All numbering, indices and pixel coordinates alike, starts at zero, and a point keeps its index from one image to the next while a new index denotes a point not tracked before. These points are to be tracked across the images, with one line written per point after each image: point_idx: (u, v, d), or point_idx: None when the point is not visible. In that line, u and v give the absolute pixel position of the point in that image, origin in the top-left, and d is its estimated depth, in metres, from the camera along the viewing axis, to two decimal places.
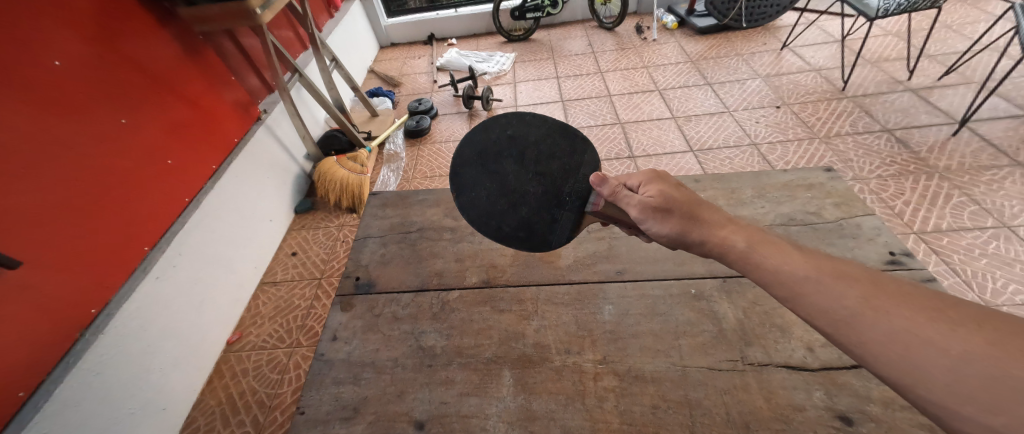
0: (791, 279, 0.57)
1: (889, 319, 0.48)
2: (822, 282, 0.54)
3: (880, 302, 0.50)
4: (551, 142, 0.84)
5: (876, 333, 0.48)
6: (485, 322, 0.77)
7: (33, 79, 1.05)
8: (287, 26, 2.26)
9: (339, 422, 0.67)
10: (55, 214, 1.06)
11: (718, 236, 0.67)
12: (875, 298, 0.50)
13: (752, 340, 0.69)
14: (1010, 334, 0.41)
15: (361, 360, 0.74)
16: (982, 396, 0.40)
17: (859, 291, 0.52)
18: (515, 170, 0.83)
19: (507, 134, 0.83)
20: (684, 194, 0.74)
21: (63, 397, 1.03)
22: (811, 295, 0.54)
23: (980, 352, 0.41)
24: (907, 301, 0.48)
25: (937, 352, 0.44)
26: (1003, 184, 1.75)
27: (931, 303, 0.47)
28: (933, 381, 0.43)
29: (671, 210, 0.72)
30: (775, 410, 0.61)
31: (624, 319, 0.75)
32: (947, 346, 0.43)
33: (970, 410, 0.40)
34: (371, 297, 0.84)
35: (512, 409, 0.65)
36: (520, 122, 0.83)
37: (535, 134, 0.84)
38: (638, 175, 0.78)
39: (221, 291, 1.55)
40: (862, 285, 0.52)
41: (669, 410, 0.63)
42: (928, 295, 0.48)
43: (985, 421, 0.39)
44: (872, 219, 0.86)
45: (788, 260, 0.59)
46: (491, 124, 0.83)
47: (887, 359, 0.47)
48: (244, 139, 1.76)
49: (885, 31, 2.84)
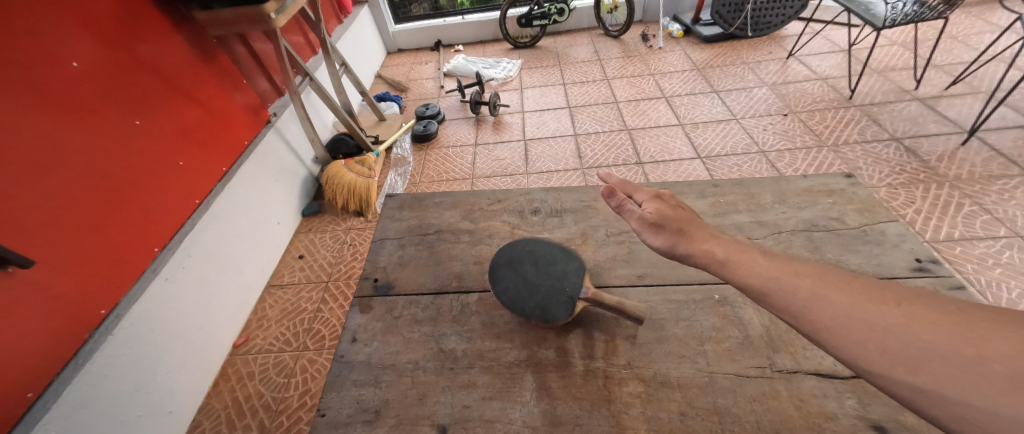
0: (757, 275, 0.57)
1: (833, 304, 0.50)
2: (781, 276, 0.55)
3: (825, 291, 0.52)
4: (557, 255, 0.82)
5: (826, 317, 0.49)
6: (506, 325, 0.75)
7: (48, 78, 1.06)
8: (298, 32, 2.29)
9: (360, 424, 0.65)
10: (67, 214, 1.06)
11: (701, 248, 0.65)
12: (821, 287, 0.52)
13: (779, 346, 0.67)
14: (929, 310, 0.46)
15: (382, 363, 0.72)
16: (907, 360, 0.43)
17: (809, 283, 0.53)
18: (531, 271, 0.79)
19: (527, 250, 0.83)
20: (680, 214, 0.73)
21: (71, 399, 1.02)
22: (769, 289, 0.55)
23: (902, 327, 0.45)
24: (845, 289, 0.51)
25: (875, 329, 0.46)
26: (1015, 194, 1.74)
27: (863, 288, 0.51)
28: (869, 353, 0.46)
29: (664, 226, 0.71)
30: (807, 418, 0.59)
31: (648, 324, 0.73)
32: (876, 321, 0.47)
33: (900, 374, 0.43)
34: (389, 299, 0.82)
35: (537, 414, 0.63)
36: (533, 242, 0.85)
37: (546, 250, 0.83)
38: (642, 192, 0.78)
39: (228, 293, 1.54)
40: (812, 278, 0.54)
41: (697, 418, 0.61)
42: (860, 283, 0.52)
43: (910, 382, 0.42)
44: (896, 226, 0.85)
45: (750, 259, 0.60)
46: (515, 243, 0.85)
47: (838, 339, 0.48)
48: (254, 142, 1.77)
49: (891, 41, 2.86)
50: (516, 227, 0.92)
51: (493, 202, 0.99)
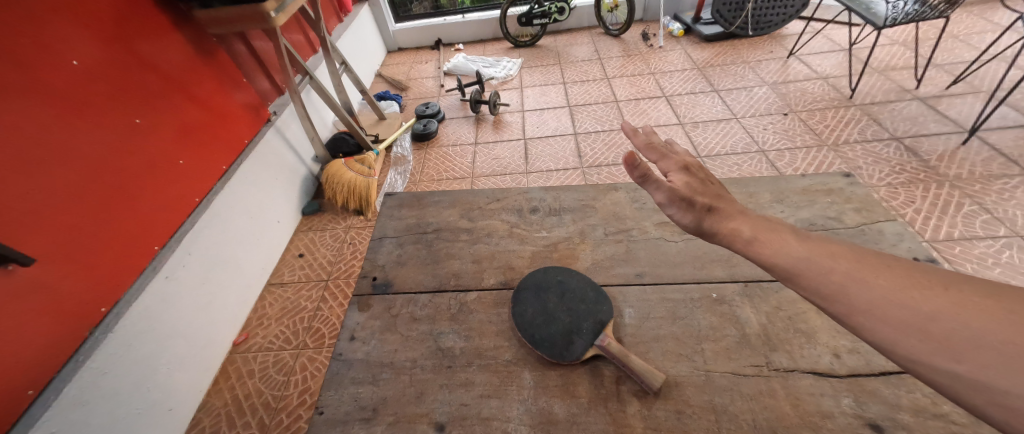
0: (789, 257, 0.56)
1: (870, 289, 0.49)
2: (812, 259, 0.54)
3: (863, 275, 0.50)
4: (584, 292, 0.74)
5: (860, 301, 0.49)
6: (504, 323, 0.73)
7: (48, 77, 1.06)
8: (298, 31, 2.28)
9: (358, 422, 0.63)
10: (67, 212, 1.06)
11: (728, 226, 0.63)
12: (858, 271, 0.51)
13: (776, 345, 0.66)
14: (967, 293, 0.44)
15: (380, 361, 0.70)
16: (949, 346, 0.42)
17: (846, 266, 0.52)
18: (554, 303, 0.73)
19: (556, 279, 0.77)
20: (707, 189, 0.71)
21: (72, 396, 1.02)
22: (802, 274, 0.54)
23: (945, 311, 0.44)
24: (885, 273, 0.50)
25: (911, 313, 0.45)
26: (1014, 193, 1.74)
27: (904, 273, 0.49)
28: (907, 338, 0.45)
29: (692, 201, 0.68)
30: (803, 417, 0.58)
31: (644, 323, 0.71)
32: (918, 306, 0.46)
33: (938, 360, 0.42)
34: (389, 297, 0.80)
35: (533, 412, 0.61)
36: (567, 272, 0.78)
37: (576, 283, 0.76)
38: (670, 162, 0.76)
39: (228, 291, 1.54)
40: (849, 262, 0.52)
41: (694, 416, 0.59)
42: (901, 266, 0.50)
43: (950, 368, 0.41)
44: (894, 225, 0.82)
45: (783, 242, 0.58)
46: (548, 269, 0.79)
47: (873, 324, 0.47)
48: (254, 140, 1.78)
49: (891, 40, 2.85)
50: (515, 226, 0.91)
51: (492, 201, 0.98)
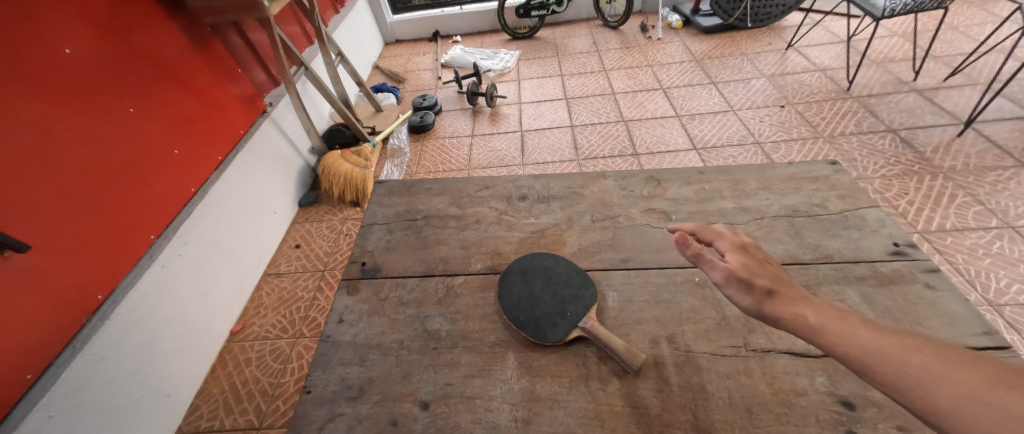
0: (858, 348, 0.49)
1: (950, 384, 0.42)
2: (880, 347, 0.48)
3: (944, 370, 0.43)
4: (570, 276, 0.75)
5: (939, 400, 0.41)
6: (489, 306, 0.74)
7: (43, 66, 1.07)
8: (293, 22, 2.27)
9: (345, 400, 0.64)
10: (62, 200, 1.07)
11: (791, 311, 0.55)
12: (937, 365, 0.44)
13: (755, 327, 0.67)
14: None
15: (367, 342, 0.71)
16: None
17: (923, 358, 0.45)
18: (540, 287, 0.74)
19: (544, 265, 0.78)
20: (769, 270, 0.62)
21: (68, 381, 1.04)
22: (872, 364, 0.47)
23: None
24: (971, 367, 0.42)
25: (996, 413, 0.38)
26: (1007, 185, 1.75)
27: (992, 370, 0.41)
28: None
29: (753, 285, 0.60)
30: (777, 395, 0.59)
31: (627, 306, 0.73)
32: (1007, 406, 0.38)
33: None
34: (377, 281, 0.81)
35: (516, 391, 0.63)
36: (552, 257, 0.79)
37: (562, 268, 0.77)
38: (725, 241, 0.67)
39: (224, 280, 1.56)
40: (926, 353, 0.45)
41: (672, 394, 0.61)
42: (994, 363, 0.42)
43: None
44: (877, 212, 0.82)
45: (852, 327, 0.51)
46: (537, 254, 0.80)
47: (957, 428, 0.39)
48: (249, 131, 1.78)
49: (890, 32, 2.84)
50: (504, 213, 0.92)
51: (482, 188, 0.99)
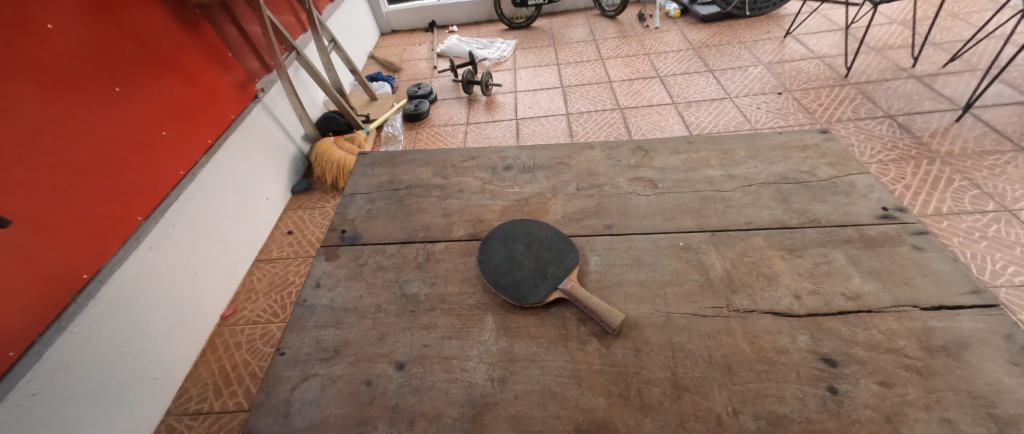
0: None
1: None
2: None
3: None
4: (552, 240, 0.74)
5: None
6: (470, 271, 0.73)
7: (28, 40, 1.05)
8: (288, 10, 2.26)
9: (318, 361, 0.63)
10: (45, 176, 1.06)
11: None
12: None
13: (738, 288, 0.66)
14: None
15: (344, 306, 0.70)
16: None
17: None
18: (522, 251, 0.73)
19: (527, 231, 0.76)
20: None
21: (52, 359, 1.02)
22: None
23: None
24: None
25: None
26: (1005, 169, 1.73)
27: None
28: None
29: None
30: (759, 353, 0.58)
31: (609, 269, 0.71)
32: None
33: None
34: (357, 247, 0.80)
35: (493, 351, 0.62)
36: (535, 223, 0.78)
37: (544, 234, 0.76)
38: None
39: (214, 264, 1.55)
40: None
41: (651, 353, 0.59)
42: None
43: None
44: (867, 178, 0.81)
45: None
46: (520, 220, 0.79)
47: None
48: (241, 115, 1.76)
49: (890, 20, 2.81)
50: (488, 183, 0.91)
51: (467, 159, 0.97)
